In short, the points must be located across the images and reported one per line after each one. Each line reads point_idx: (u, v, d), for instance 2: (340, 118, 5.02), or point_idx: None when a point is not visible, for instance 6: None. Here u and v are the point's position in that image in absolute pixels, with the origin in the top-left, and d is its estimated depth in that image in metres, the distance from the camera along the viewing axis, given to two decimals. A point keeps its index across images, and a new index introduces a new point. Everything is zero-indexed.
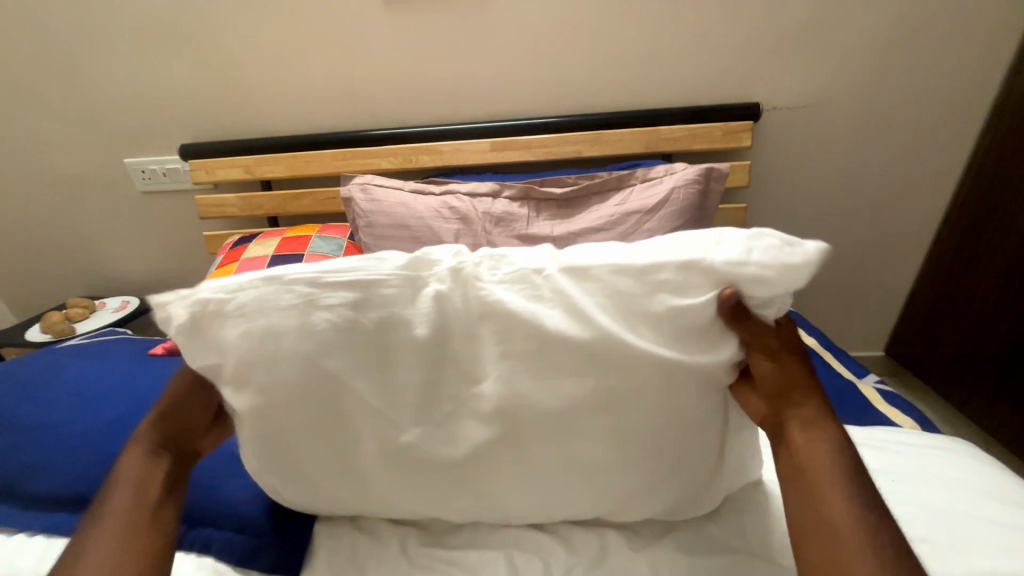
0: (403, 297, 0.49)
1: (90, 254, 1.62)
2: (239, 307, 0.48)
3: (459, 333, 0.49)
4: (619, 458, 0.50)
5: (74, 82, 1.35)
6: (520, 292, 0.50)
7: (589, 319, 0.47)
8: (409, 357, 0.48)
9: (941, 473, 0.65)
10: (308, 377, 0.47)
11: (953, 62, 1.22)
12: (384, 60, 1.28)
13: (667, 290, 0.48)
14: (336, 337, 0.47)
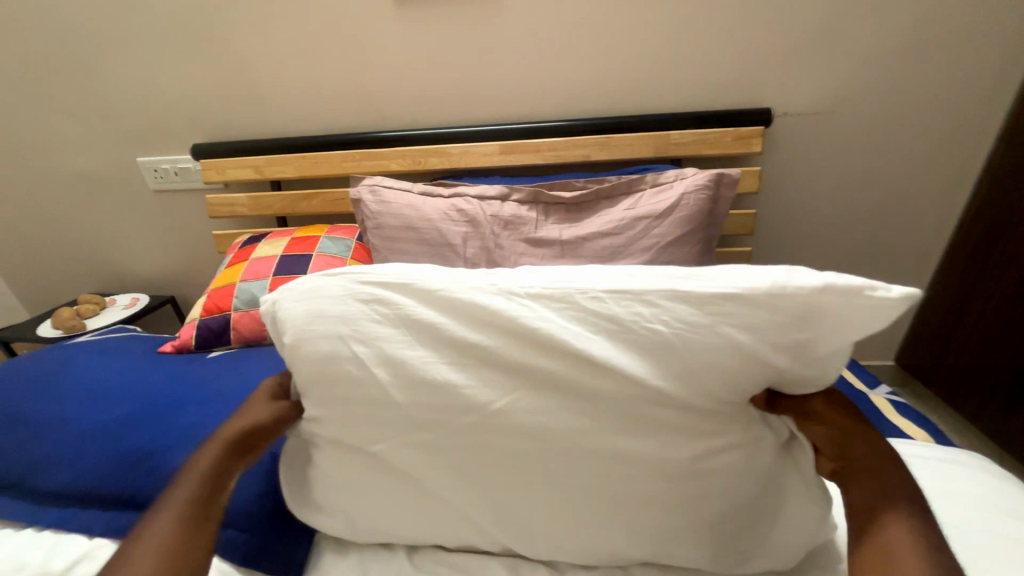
0: (443, 307, 0.54)
1: (102, 251, 1.64)
2: (305, 295, 0.57)
3: (486, 338, 0.53)
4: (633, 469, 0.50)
5: (90, 81, 1.37)
6: (560, 313, 0.52)
7: (593, 348, 0.50)
8: (437, 359, 0.53)
9: (956, 487, 0.63)
10: (342, 362, 0.54)
11: (969, 68, 1.20)
12: (395, 62, 1.29)
13: (732, 323, 0.47)
14: (373, 331, 0.54)
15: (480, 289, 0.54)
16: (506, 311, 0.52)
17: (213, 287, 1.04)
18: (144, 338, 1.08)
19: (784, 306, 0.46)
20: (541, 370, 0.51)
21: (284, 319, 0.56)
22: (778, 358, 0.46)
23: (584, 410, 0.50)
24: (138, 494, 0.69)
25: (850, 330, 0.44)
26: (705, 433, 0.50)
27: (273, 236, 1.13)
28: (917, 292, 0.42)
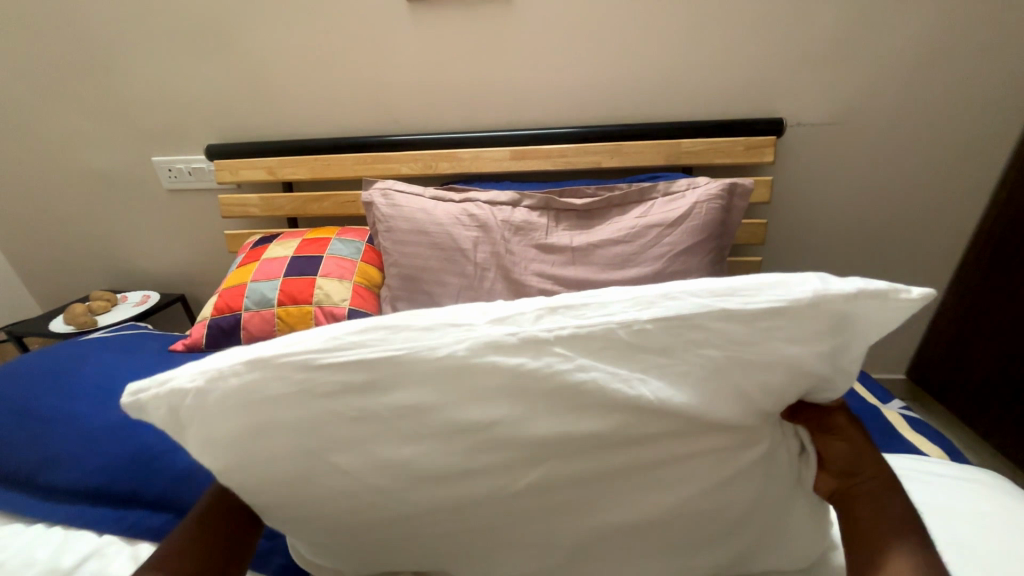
0: (442, 391, 0.43)
1: (115, 249, 1.65)
2: (236, 392, 0.43)
3: (497, 428, 0.43)
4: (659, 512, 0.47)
5: (109, 81, 1.40)
6: (603, 374, 0.43)
7: (643, 407, 0.43)
8: (441, 451, 0.44)
9: (971, 506, 0.62)
10: (320, 467, 0.44)
11: (987, 79, 1.19)
12: (409, 66, 1.30)
13: (783, 338, 0.43)
14: (354, 427, 0.43)
15: (487, 364, 0.43)
16: (522, 390, 0.43)
17: (224, 286, 1.05)
18: (155, 336, 1.09)
19: (826, 314, 0.43)
20: (576, 433, 0.44)
21: (230, 423, 0.44)
22: (821, 368, 0.44)
23: (628, 452, 0.45)
24: (146, 493, 0.69)
25: (875, 330, 0.44)
26: (742, 451, 0.46)
27: (285, 237, 1.14)
28: (935, 293, 0.42)
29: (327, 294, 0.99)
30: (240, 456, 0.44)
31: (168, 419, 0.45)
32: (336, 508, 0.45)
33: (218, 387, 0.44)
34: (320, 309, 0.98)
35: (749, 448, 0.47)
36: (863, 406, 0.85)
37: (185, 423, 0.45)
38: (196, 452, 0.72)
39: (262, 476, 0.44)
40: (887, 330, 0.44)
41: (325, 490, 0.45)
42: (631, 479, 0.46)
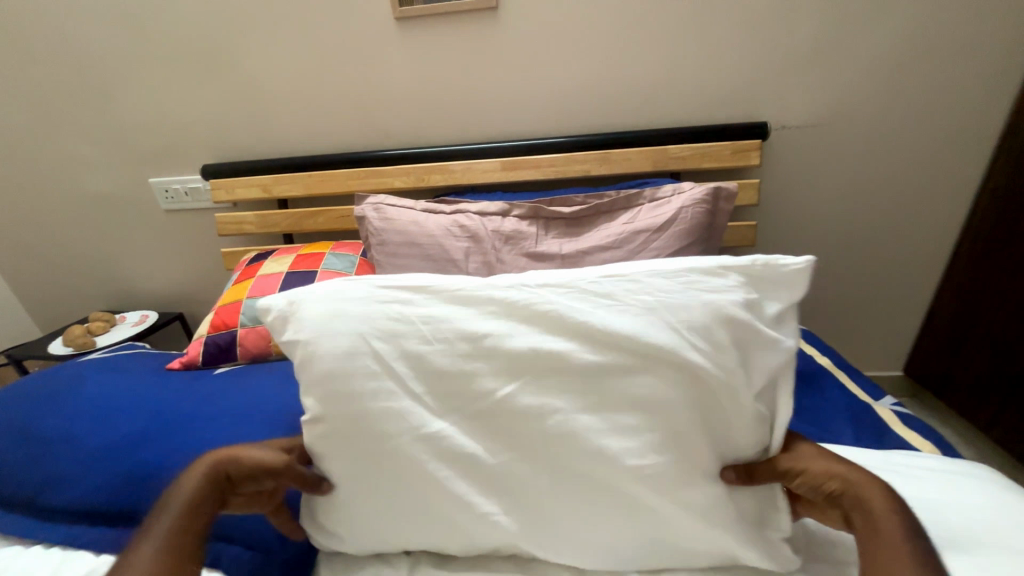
0: (466, 314, 0.60)
1: (114, 270, 1.67)
2: (325, 300, 0.61)
3: (501, 337, 0.58)
4: (624, 438, 0.55)
5: (106, 106, 1.42)
6: (580, 302, 0.59)
7: (606, 325, 0.57)
8: (455, 357, 0.58)
9: (960, 500, 0.62)
10: (363, 364, 0.57)
11: (964, 78, 1.22)
12: (399, 83, 1.33)
13: (699, 289, 0.58)
14: (398, 336, 0.59)
15: (492, 292, 0.60)
16: (514, 310, 0.59)
17: (220, 303, 1.06)
18: (152, 355, 1.10)
19: (732, 276, 0.58)
20: (557, 347, 0.57)
21: (302, 320, 0.60)
22: (745, 315, 0.56)
23: (596, 369, 0.57)
24: (144, 509, 0.70)
25: (777, 294, 0.58)
26: (689, 382, 0.55)
27: (280, 253, 1.15)
28: (813, 259, 0.56)
29: None
30: (309, 349, 0.58)
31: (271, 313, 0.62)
32: (366, 434, 0.56)
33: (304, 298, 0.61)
34: None
35: (700, 380, 0.55)
36: (855, 403, 0.85)
37: (280, 320, 0.61)
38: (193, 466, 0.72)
39: (316, 371, 0.57)
40: (795, 296, 0.58)
41: (359, 415, 0.56)
42: (602, 413, 0.56)
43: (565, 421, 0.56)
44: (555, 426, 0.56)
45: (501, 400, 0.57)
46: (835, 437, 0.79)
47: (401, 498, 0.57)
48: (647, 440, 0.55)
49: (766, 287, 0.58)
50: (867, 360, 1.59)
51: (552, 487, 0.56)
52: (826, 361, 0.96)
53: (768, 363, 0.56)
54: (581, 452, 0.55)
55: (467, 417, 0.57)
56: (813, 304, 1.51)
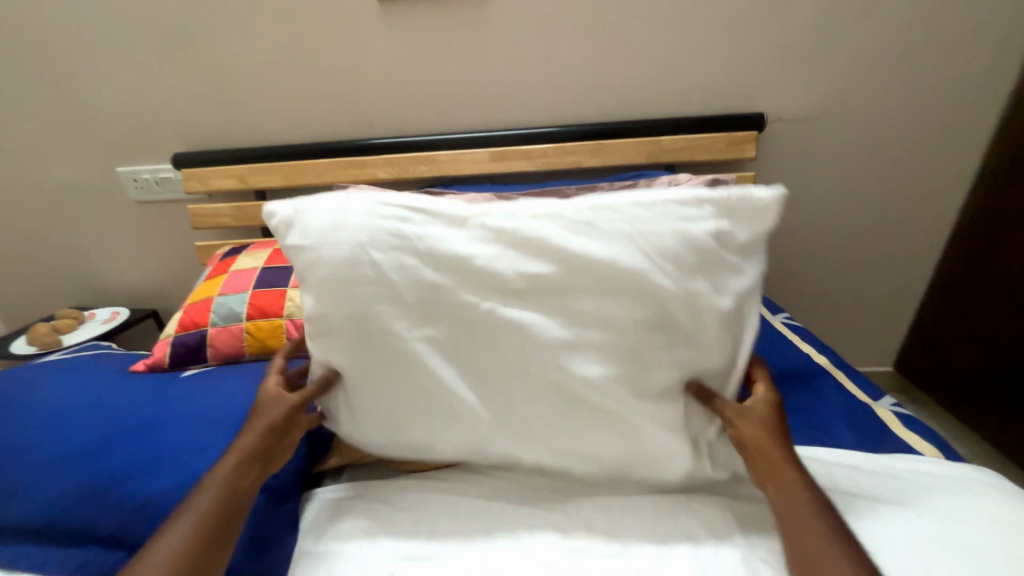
0: (459, 236, 0.68)
1: (81, 263, 1.58)
2: (330, 215, 0.67)
3: (489, 254, 0.67)
4: (592, 339, 0.65)
5: (69, 89, 1.33)
6: (564, 228, 0.66)
7: (582, 246, 0.65)
8: (448, 273, 0.67)
9: (964, 507, 0.60)
10: (368, 275, 0.65)
11: (963, 71, 1.20)
12: (383, 69, 1.26)
13: (674, 218, 0.66)
14: (398, 252, 0.66)
15: (481, 216, 0.68)
16: (501, 232, 0.67)
17: (190, 301, 1.00)
18: (121, 355, 1.02)
19: (705, 208, 0.66)
20: (536, 267, 0.66)
21: (309, 227, 0.68)
22: (712, 243, 0.66)
23: (568, 286, 0.66)
24: (99, 529, 0.64)
25: (735, 227, 0.67)
26: (651, 297, 0.65)
27: (255, 247, 1.09)
28: (784, 190, 0.67)
29: (298, 306, 0.95)
30: (319, 261, 0.66)
31: (282, 223, 0.68)
32: (369, 330, 0.66)
33: (314, 212, 0.68)
34: (291, 322, 0.94)
35: (662, 296, 0.65)
36: (853, 404, 0.83)
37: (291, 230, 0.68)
38: (154, 481, 0.66)
39: (325, 279, 0.66)
40: (765, 228, 0.68)
41: (364, 316, 0.66)
42: (569, 319, 0.66)
43: (541, 316, 0.66)
44: (532, 320, 0.66)
45: (485, 306, 0.66)
46: (834, 439, 0.76)
47: (404, 387, 0.68)
48: (600, 340, 0.65)
49: (741, 218, 0.67)
50: (859, 357, 1.57)
51: (515, 377, 0.67)
52: (823, 361, 0.94)
53: (713, 282, 0.65)
54: (552, 352, 0.66)
55: (453, 322, 0.67)
56: (806, 300, 1.49)
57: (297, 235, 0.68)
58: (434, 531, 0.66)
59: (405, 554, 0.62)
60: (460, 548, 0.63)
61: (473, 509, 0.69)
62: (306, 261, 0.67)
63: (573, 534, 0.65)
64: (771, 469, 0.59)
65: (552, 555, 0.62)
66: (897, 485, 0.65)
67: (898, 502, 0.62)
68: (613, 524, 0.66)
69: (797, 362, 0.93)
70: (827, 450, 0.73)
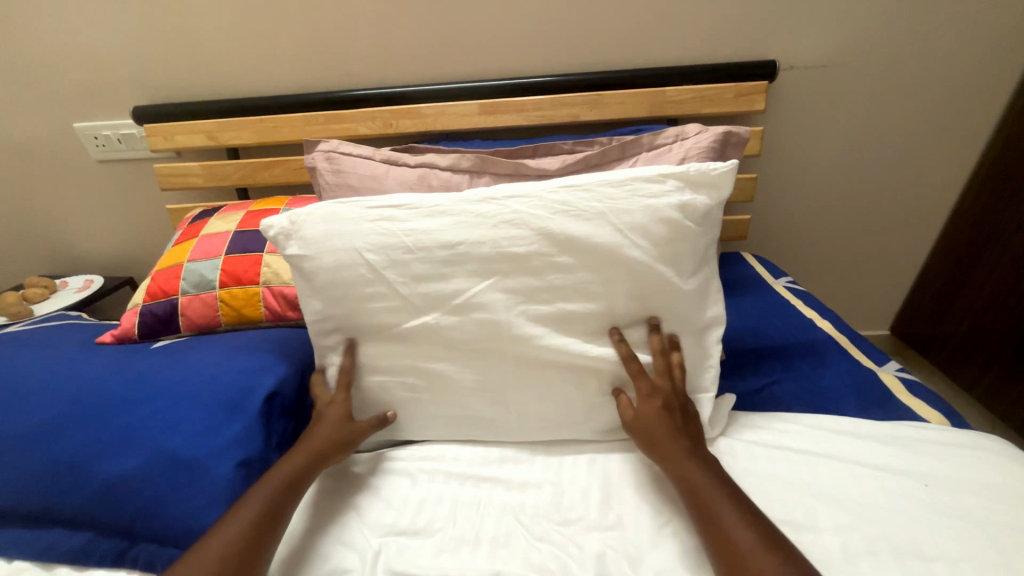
0: (436, 225, 0.65)
1: (48, 229, 1.49)
2: (311, 220, 0.66)
3: (468, 242, 0.64)
4: (585, 320, 0.64)
5: (7, 33, 1.20)
6: (541, 208, 0.65)
7: (561, 230, 0.63)
8: (433, 263, 0.64)
9: (976, 478, 0.58)
10: (357, 274, 0.64)
11: (994, 12, 1.09)
12: (359, 9, 1.14)
13: (642, 195, 0.64)
14: (382, 246, 0.65)
15: (465, 205, 0.66)
16: (485, 216, 0.65)
17: (157, 268, 0.93)
18: (89, 326, 0.97)
19: (670, 181, 0.65)
20: (517, 252, 0.64)
21: (303, 237, 0.65)
22: (680, 216, 0.64)
23: (551, 274, 0.64)
24: (63, 510, 0.61)
25: (704, 196, 0.65)
26: (638, 283, 0.63)
27: (227, 210, 1.02)
28: (737, 160, 0.65)
29: (275, 272, 0.89)
30: (311, 266, 0.65)
31: (275, 234, 0.65)
32: (366, 328, 0.66)
33: (299, 220, 0.66)
34: (269, 289, 0.88)
35: (648, 282, 0.63)
36: (858, 369, 0.80)
37: (283, 240, 0.66)
38: (117, 460, 0.63)
39: (321, 284, 0.65)
40: (724, 196, 0.66)
41: (356, 311, 0.65)
42: (560, 302, 0.64)
43: (535, 316, 0.64)
44: (528, 318, 0.64)
45: (467, 292, 0.64)
46: (837, 407, 0.74)
47: (405, 382, 0.67)
48: (604, 326, 0.64)
49: (703, 189, 0.65)
50: (858, 320, 1.56)
51: (524, 365, 0.65)
52: (829, 328, 0.90)
53: (698, 252, 0.66)
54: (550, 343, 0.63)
55: (445, 312, 0.64)
56: (808, 263, 1.45)
57: (289, 244, 0.66)
58: (424, 504, 0.63)
59: (392, 530, 0.60)
60: (450, 522, 0.61)
61: (464, 483, 0.66)
62: (298, 265, 0.66)
63: (566, 508, 0.61)
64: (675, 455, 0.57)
65: (544, 525, 0.59)
66: (901, 453, 0.62)
67: (905, 472, 0.60)
68: (610, 496, 0.63)
69: (800, 328, 0.90)
70: (832, 417, 0.70)
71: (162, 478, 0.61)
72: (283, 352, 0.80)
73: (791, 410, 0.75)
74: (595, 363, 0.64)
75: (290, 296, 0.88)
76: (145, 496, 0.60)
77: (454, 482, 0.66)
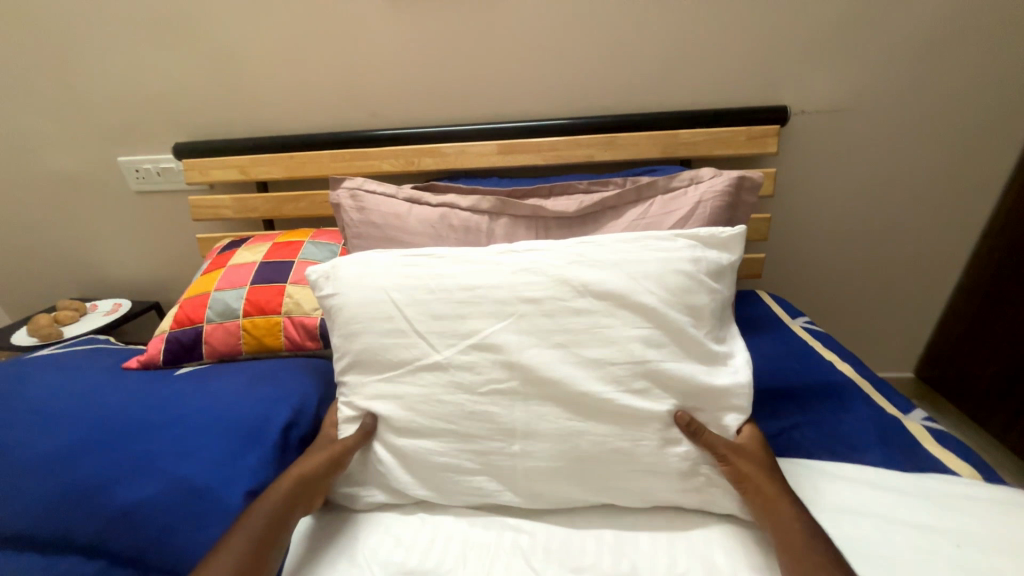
0: (458, 271, 0.68)
1: (84, 254, 1.56)
2: (346, 265, 0.71)
3: (486, 289, 0.66)
4: (596, 364, 0.63)
5: (68, 77, 1.31)
6: (561, 258, 0.67)
7: (577, 277, 0.65)
8: (452, 306, 0.66)
9: (1011, 536, 0.55)
10: (380, 309, 0.67)
11: (1002, 63, 1.12)
12: (388, 57, 1.22)
13: (656, 249, 0.67)
14: (406, 287, 0.68)
15: (489, 255, 0.69)
16: (506, 265, 0.67)
17: (185, 295, 0.97)
18: (115, 350, 1.00)
19: (682, 240, 0.68)
20: (534, 298, 0.65)
21: (337, 277, 0.70)
22: (693, 269, 0.66)
23: (563, 319, 0.64)
24: (79, 536, 0.61)
25: (715, 254, 0.68)
26: (652, 328, 0.63)
27: (254, 241, 1.06)
28: (745, 228, 0.70)
29: (297, 302, 0.92)
30: (340, 301, 0.69)
31: (316, 278, 0.72)
32: (380, 362, 0.67)
33: (333, 265, 0.72)
34: (290, 319, 0.91)
35: (661, 327, 0.63)
36: (880, 416, 0.78)
37: (319, 278, 0.72)
38: (135, 485, 0.64)
39: (346, 317, 0.68)
40: (736, 258, 0.70)
41: (372, 344, 0.67)
42: (572, 345, 0.63)
43: (548, 359, 0.63)
44: (540, 358, 0.63)
45: (482, 332, 0.65)
46: (860, 455, 0.71)
47: (408, 422, 0.65)
48: (629, 373, 0.62)
49: (714, 246, 0.69)
50: (879, 362, 1.52)
51: (534, 417, 0.63)
52: (849, 370, 0.88)
53: (716, 306, 0.66)
54: (560, 387, 0.62)
55: (457, 349, 0.65)
56: (825, 302, 1.43)
57: (323, 285, 0.72)
58: (433, 544, 0.62)
59: (400, 569, 0.59)
60: (459, 563, 0.59)
61: (474, 524, 0.65)
62: (329, 303, 0.71)
63: (576, 554, 0.60)
64: (762, 493, 0.57)
65: (556, 571, 0.58)
66: (929, 508, 0.60)
67: (935, 528, 0.57)
68: (622, 544, 0.61)
69: (819, 370, 0.88)
70: (854, 467, 0.68)
71: (176, 507, 0.62)
72: (297, 384, 0.81)
73: (813, 457, 0.72)
74: (613, 411, 0.61)
75: (310, 327, 0.90)
76: (160, 524, 0.61)
77: (463, 523, 0.65)
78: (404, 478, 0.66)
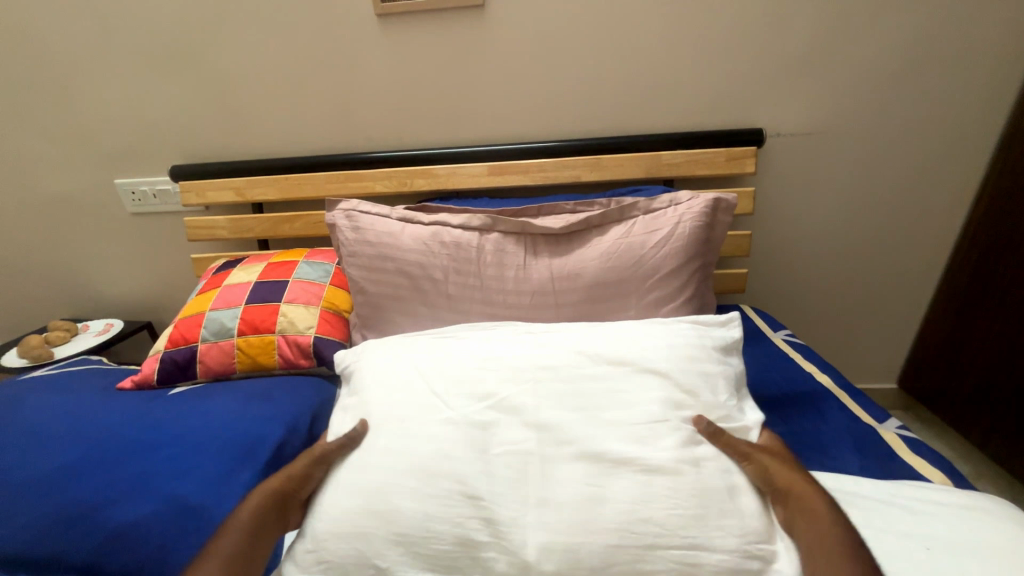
0: (479, 344, 0.73)
1: (77, 275, 1.57)
2: (376, 341, 0.80)
3: (505, 359, 0.70)
4: (617, 424, 0.61)
5: (69, 102, 1.34)
6: (575, 334, 0.74)
7: (592, 347, 0.70)
8: (471, 371, 0.68)
9: (975, 540, 0.57)
10: (404, 372, 0.70)
11: (961, 89, 1.20)
12: (382, 84, 1.27)
13: (662, 323, 0.75)
14: (431, 356, 0.72)
15: (509, 332, 0.77)
16: (524, 340, 0.73)
17: (180, 316, 0.98)
18: (108, 370, 1.00)
19: (686, 322, 0.75)
20: (551, 364, 0.68)
21: (366, 349, 0.79)
22: (699, 340, 0.71)
23: (580, 381, 0.65)
24: (70, 558, 0.62)
25: (718, 331, 0.75)
26: (670, 389, 0.64)
27: (249, 261, 1.08)
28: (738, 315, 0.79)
29: (291, 321, 0.94)
30: (366, 368, 0.74)
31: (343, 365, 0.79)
32: (391, 418, 0.64)
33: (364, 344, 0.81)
34: (283, 338, 0.93)
35: (677, 387, 0.64)
36: (856, 426, 0.81)
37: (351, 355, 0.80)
38: (130, 505, 0.64)
39: (368, 384, 0.71)
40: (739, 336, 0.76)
41: (388, 402, 0.67)
42: (592, 408, 0.63)
43: (567, 418, 0.61)
44: (559, 421, 0.61)
45: (499, 394, 0.65)
46: (838, 463, 0.74)
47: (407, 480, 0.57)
48: (654, 433, 0.59)
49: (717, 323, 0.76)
50: (863, 374, 1.55)
51: (551, 481, 0.56)
52: (827, 381, 0.91)
53: (727, 378, 0.68)
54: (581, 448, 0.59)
55: (473, 406, 0.64)
56: (809, 315, 1.47)
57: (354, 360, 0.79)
58: None
59: None
60: None
61: None
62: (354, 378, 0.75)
63: None
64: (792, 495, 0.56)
65: None
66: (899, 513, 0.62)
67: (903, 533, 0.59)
68: None
69: (798, 381, 0.91)
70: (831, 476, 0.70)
71: (171, 525, 0.62)
72: (293, 405, 0.83)
73: None
74: (644, 474, 0.56)
75: (303, 345, 0.92)
76: (153, 544, 0.61)
77: None
78: (382, 558, 0.52)
